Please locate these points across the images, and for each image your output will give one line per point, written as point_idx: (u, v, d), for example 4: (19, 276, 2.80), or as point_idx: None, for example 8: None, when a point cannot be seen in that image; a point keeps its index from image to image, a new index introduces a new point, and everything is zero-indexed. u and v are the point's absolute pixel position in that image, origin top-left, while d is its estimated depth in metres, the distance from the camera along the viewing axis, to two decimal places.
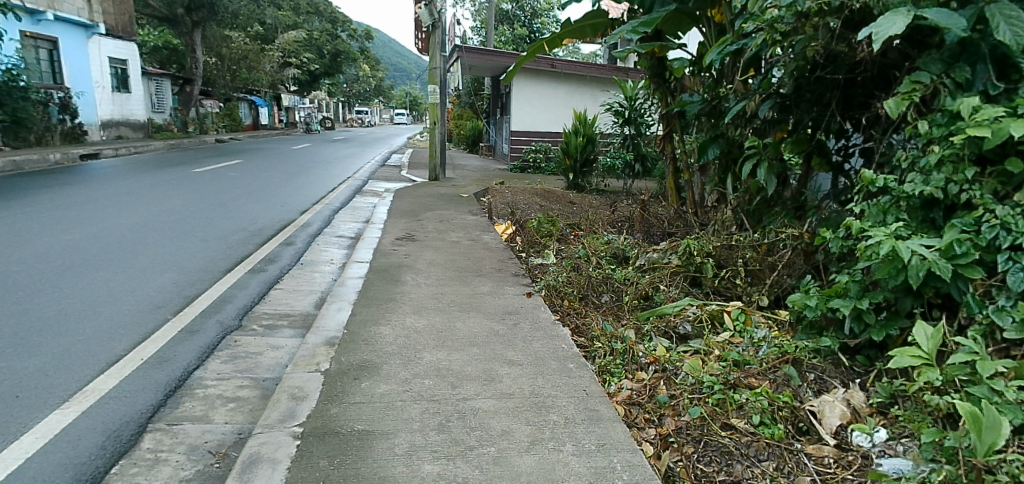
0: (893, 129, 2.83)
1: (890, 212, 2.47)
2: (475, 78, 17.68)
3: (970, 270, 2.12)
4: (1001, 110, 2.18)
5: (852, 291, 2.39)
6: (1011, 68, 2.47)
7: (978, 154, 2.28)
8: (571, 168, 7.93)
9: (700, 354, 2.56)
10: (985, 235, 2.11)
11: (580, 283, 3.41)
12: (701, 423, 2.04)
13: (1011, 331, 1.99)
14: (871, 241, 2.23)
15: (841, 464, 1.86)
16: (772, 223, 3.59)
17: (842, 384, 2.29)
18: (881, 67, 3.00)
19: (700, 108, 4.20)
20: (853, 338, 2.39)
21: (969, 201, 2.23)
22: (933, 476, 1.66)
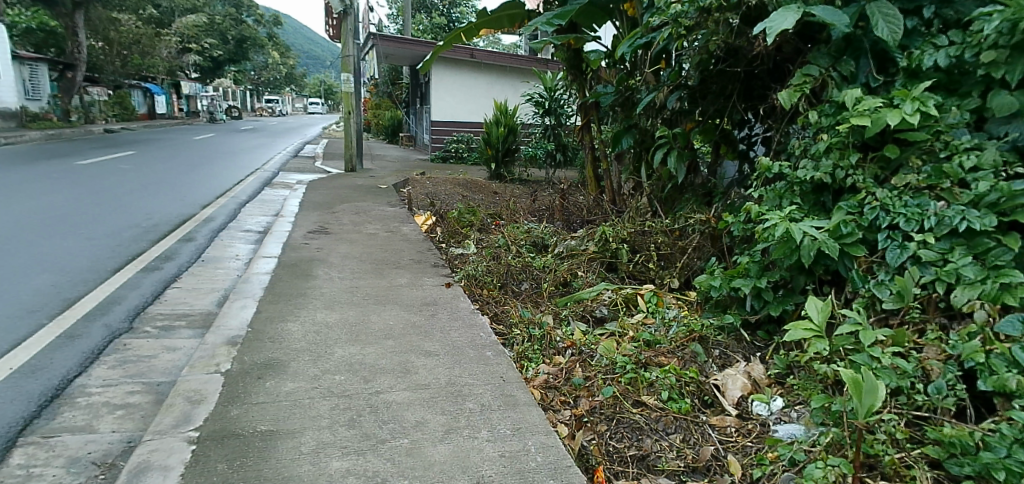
0: (788, 119, 3.02)
1: (785, 196, 2.64)
2: (393, 68, 17.37)
3: (854, 248, 2.30)
4: (880, 101, 2.36)
5: (752, 270, 2.55)
6: (889, 63, 2.70)
7: (859, 142, 2.47)
8: (493, 158, 7.93)
9: (615, 336, 2.66)
10: (867, 216, 2.30)
11: (499, 271, 3.43)
12: (614, 402, 2.12)
13: (888, 302, 2.16)
14: (768, 224, 2.38)
15: (741, 432, 1.98)
16: (683, 209, 3.74)
17: (743, 358, 2.44)
18: (778, 61, 3.19)
19: (614, 99, 4.34)
20: (754, 314, 2.56)
21: (854, 185, 2.42)
22: (821, 439, 1.80)
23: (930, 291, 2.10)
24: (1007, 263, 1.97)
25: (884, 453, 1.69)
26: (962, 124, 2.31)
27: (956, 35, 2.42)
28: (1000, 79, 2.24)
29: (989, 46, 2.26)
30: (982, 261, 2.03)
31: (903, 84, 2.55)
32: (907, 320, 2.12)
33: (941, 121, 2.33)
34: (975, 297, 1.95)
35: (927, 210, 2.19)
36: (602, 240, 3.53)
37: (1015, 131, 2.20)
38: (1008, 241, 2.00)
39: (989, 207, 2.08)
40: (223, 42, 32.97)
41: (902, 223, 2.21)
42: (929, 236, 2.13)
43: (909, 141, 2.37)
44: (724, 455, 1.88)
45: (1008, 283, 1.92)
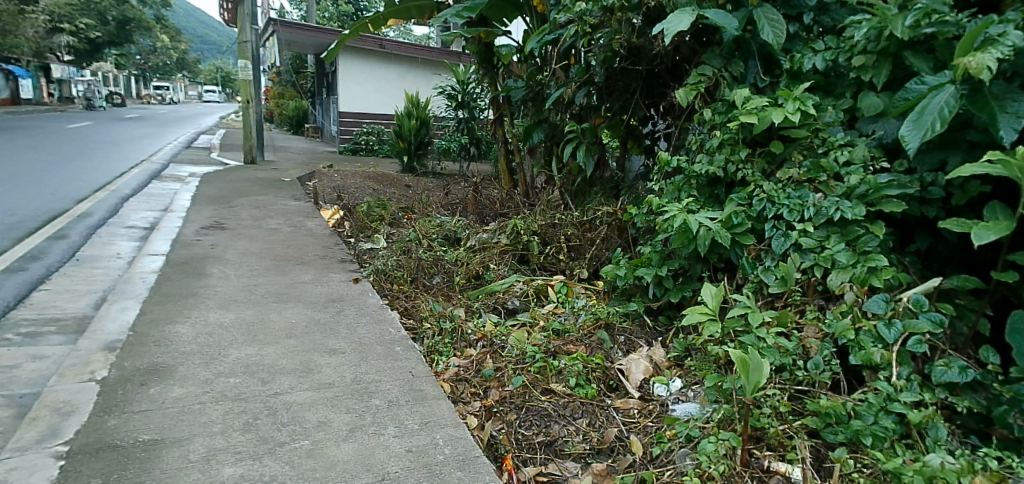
0: (686, 116, 3.17)
1: (683, 189, 2.78)
2: (297, 56, 16.65)
3: (744, 237, 2.46)
4: (765, 100, 2.53)
5: (654, 260, 2.67)
6: (774, 65, 2.89)
7: (748, 138, 2.64)
8: (405, 151, 7.80)
9: (526, 326, 2.70)
10: (755, 207, 2.47)
11: (409, 266, 3.37)
12: (524, 391, 2.17)
13: (773, 286, 2.32)
14: (667, 215, 2.50)
15: (643, 413, 2.08)
16: (592, 202, 3.84)
17: (646, 343, 2.55)
18: (675, 61, 3.35)
19: (524, 94, 4.38)
20: (656, 300, 2.69)
21: (744, 178, 2.59)
22: (713, 415, 1.92)
23: (809, 275, 2.28)
24: (873, 249, 2.18)
25: (769, 426, 1.82)
26: (836, 122, 2.52)
27: (831, 41, 2.64)
28: (868, 82, 2.47)
29: (858, 52, 2.48)
30: (853, 247, 2.23)
31: (786, 85, 2.75)
32: (790, 302, 2.29)
33: (818, 120, 2.53)
34: (847, 280, 2.15)
35: (806, 202, 2.37)
36: (513, 233, 3.57)
37: (880, 129, 2.43)
38: (874, 229, 2.21)
39: (859, 198, 2.29)
40: (103, 23, 30.25)
41: (785, 213, 2.39)
42: (808, 225, 2.32)
43: (791, 137, 2.56)
44: (627, 436, 1.96)
45: (874, 266, 2.13)
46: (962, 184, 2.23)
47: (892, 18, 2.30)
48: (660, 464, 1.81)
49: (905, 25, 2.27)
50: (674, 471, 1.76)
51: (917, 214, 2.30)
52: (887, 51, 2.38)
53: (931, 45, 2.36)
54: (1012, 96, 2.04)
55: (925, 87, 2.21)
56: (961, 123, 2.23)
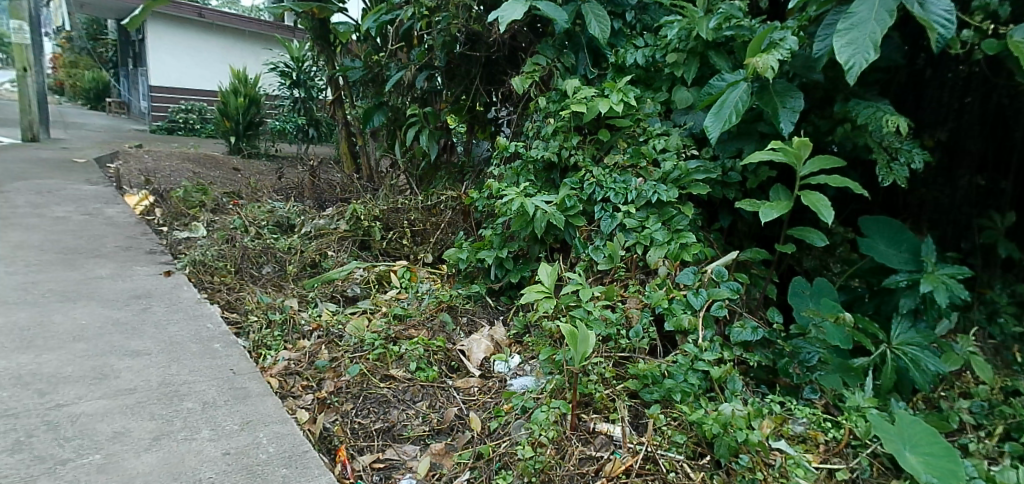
0: (522, 104, 3.25)
1: (521, 174, 2.86)
2: (94, 20, 14.49)
3: (576, 218, 2.60)
4: (593, 90, 2.68)
5: (495, 242, 2.72)
6: (602, 59, 3.07)
7: (578, 125, 2.79)
8: (231, 131, 7.14)
9: (367, 314, 2.62)
10: (586, 191, 2.63)
11: (233, 256, 3.10)
12: (361, 380, 2.13)
13: (602, 263, 2.45)
14: (505, 199, 2.54)
15: (483, 390, 2.13)
16: (437, 187, 3.77)
17: (488, 322, 2.60)
18: (511, 51, 3.44)
19: (362, 75, 4.20)
20: (497, 281, 2.75)
21: (576, 163, 2.74)
22: (547, 386, 2.02)
23: (632, 253, 2.46)
24: (684, 227, 2.42)
25: (595, 391, 1.96)
26: (655, 113, 2.73)
27: (649, 38, 2.86)
28: (680, 77, 2.72)
29: (672, 49, 2.72)
30: (668, 226, 2.45)
31: (612, 78, 2.93)
32: (616, 278, 2.45)
33: (640, 110, 2.74)
34: (662, 256, 2.35)
35: (629, 185, 2.56)
36: (352, 219, 3.42)
37: (691, 121, 2.69)
38: (685, 209, 2.46)
39: (672, 182, 2.51)
40: None
41: (612, 196, 2.56)
42: (631, 206, 2.50)
43: (617, 126, 2.74)
44: (466, 414, 2.00)
45: (684, 243, 2.36)
46: (755, 170, 2.56)
47: (699, 20, 2.56)
48: (497, 437, 1.88)
49: (708, 27, 2.53)
50: (509, 442, 1.83)
51: (719, 195, 2.59)
52: (695, 51, 2.63)
53: (730, 47, 2.65)
54: (791, 93, 2.37)
55: (725, 84, 2.47)
56: (753, 116, 2.55)
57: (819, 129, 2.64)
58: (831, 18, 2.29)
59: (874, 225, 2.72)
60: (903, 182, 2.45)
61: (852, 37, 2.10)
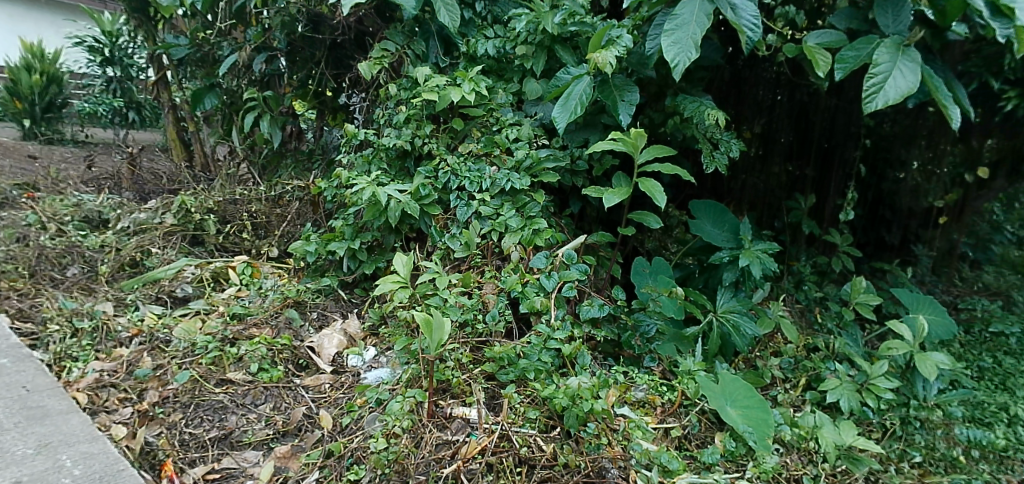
0: (372, 90, 3.12)
1: (373, 162, 2.70)
2: None
3: (431, 207, 2.52)
4: (445, 78, 2.61)
5: (347, 233, 2.59)
6: (453, 48, 3.04)
7: (431, 114, 2.73)
8: (25, 113, 6.10)
9: (200, 315, 2.38)
10: (441, 180, 2.54)
11: (26, 257, 2.65)
12: (192, 386, 1.97)
13: (459, 251, 2.41)
14: (355, 188, 2.41)
15: (335, 386, 2.06)
16: (281, 176, 3.53)
17: (341, 316, 2.48)
18: (357, 34, 3.29)
19: (189, 53, 3.78)
20: (350, 273, 2.63)
21: (430, 151, 2.66)
22: (403, 376, 1.98)
23: (488, 240, 2.43)
24: (536, 214, 2.45)
25: (453, 376, 1.96)
26: (507, 104, 2.71)
27: (499, 30, 2.87)
28: (529, 69, 2.76)
29: (521, 42, 2.75)
30: (521, 213, 2.47)
31: (464, 67, 2.89)
32: (473, 265, 2.40)
33: (493, 100, 2.71)
34: (516, 241, 2.36)
35: (483, 174, 2.53)
36: (181, 213, 3.08)
37: (541, 111, 2.72)
38: (537, 197, 2.49)
39: (525, 170, 2.54)
40: None
41: (467, 184, 2.50)
42: (486, 195, 2.47)
43: (470, 115, 2.70)
44: (316, 412, 1.93)
45: (537, 229, 2.39)
46: (600, 157, 2.69)
47: (544, 14, 2.62)
48: (349, 432, 1.83)
49: (554, 22, 2.60)
50: (362, 436, 1.80)
51: (569, 183, 2.66)
52: (543, 44, 2.69)
53: (575, 42, 2.74)
54: (628, 87, 2.53)
55: (570, 77, 2.56)
56: (597, 108, 2.67)
57: (653, 121, 2.86)
58: (660, 18, 2.45)
59: (702, 208, 3.01)
60: (724, 168, 2.74)
61: (677, 37, 2.29)
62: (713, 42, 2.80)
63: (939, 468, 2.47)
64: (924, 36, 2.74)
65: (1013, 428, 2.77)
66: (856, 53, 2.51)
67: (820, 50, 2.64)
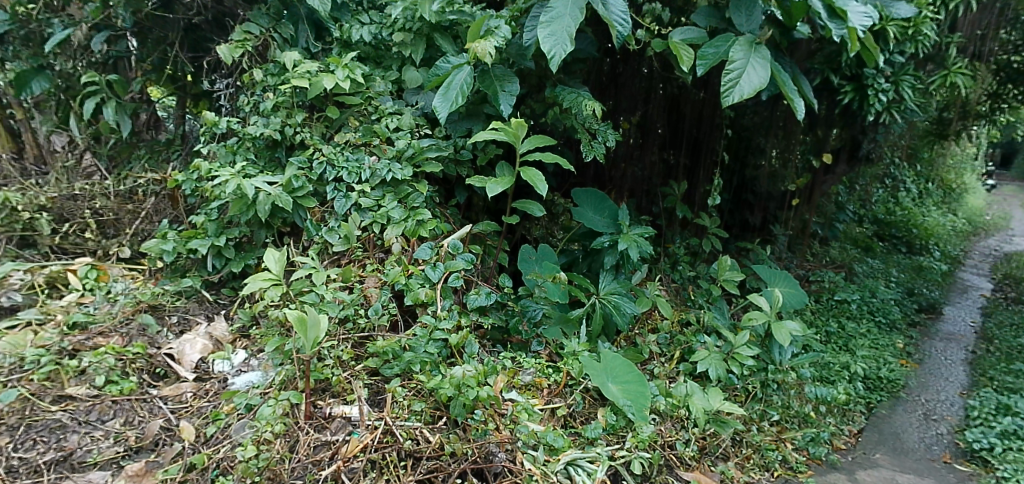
0: (235, 74, 2.89)
1: (238, 153, 2.49)
2: None
3: (306, 200, 2.38)
4: (316, 64, 2.50)
5: (210, 230, 2.38)
6: (324, 32, 2.91)
7: (302, 101, 2.59)
8: None
9: (32, 326, 2.11)
10: (315, 171, 2.40)
11: None
12: (23, 405, 1.76)
13: (339, 245, 2.30)
14: (217, 181, 2.24)
15: (197, 394, 1.94)
16: (132, 168, 3.16)
17: (206, 319, 2.30)
18: (215, 14, 3.10)
19: None
20: (216, 273, 2.44)
21: (303, 141, 2.52)
22: (275, 378, 1.89)
23: (369, 232, 2.34)
24: (420, 204, 2.40)
25: (332, 375, 1.89)
26: (386, 92, 2.64)
27: (374, 16, 2.77)
28: (408, 57, 2.69)
29: (398, 28, 2.65)
30: (404, 204, 2.41)
31: (338, 53, 2.75)
32: (354, 259, 2.31)
33: (370, 88, 2.61)
34: (399, 233, 2.30)
35: (363, 164, 2.44)
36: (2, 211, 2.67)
37: (422, 101, 2.63)
38: (420, 187, 2.43)
39: (407, 160, 2.47)
40: None
41: (345, 176, 2.40)
42: (366, 186, 2.40)
43: (346, 103, 2.59)
44: (176, 424, 1.82)
45: (420, 219, 2.34)
46: (484, 147, 2.63)
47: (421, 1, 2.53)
48: (214, 443, 1.74)
49: (432, 10, 2.52)
50: (229, 445, 1.72)
51: (453, 173, 2.58)
52: (422, 32, 2.63)
53: (455, 31, 2.69)
54: (508, 78, 2.50)
55: (450, 66, 2.48)
56: (479, 98, 2.63)
57: (534, 111, 2.90)
58: (535, 11, 2.48)
59: (584, 196, 3.10)
60: (601, 157, 2.84)
61: (552, 29, 2.33)
62: (588, 34, 2.88)
63: (793, 424, 2.80)
64: (774, 35, 3.01)
65: (852, 384, 3.25)
66: (715, 50, 2.70)
67: (684, 45, 2.82)
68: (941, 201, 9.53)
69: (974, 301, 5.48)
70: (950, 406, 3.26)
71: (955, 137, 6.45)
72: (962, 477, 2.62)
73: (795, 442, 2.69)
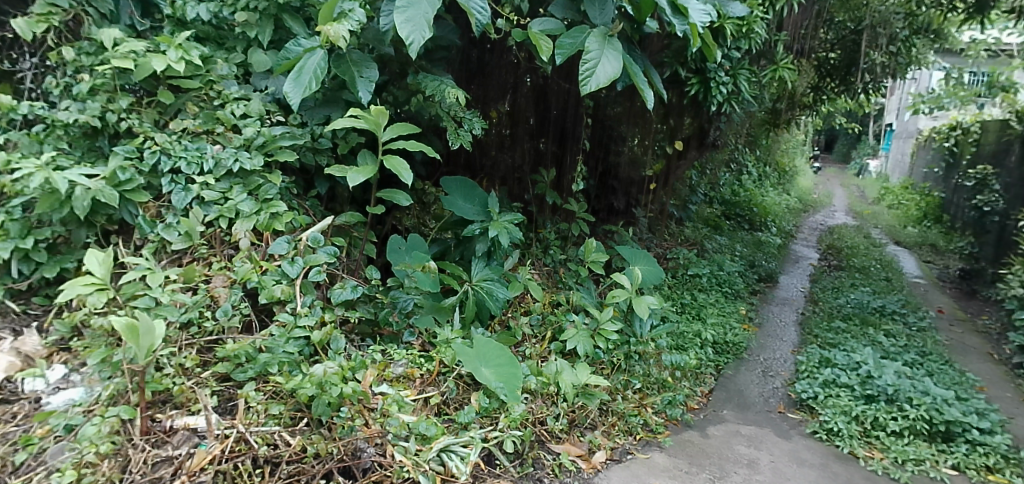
0: (41, 51, 2.51)
1: (47, 142, 2.18)
2: None
3: (136, 194, 2.14)
4: (143, 44, 2.26)
5: (12, 231, 2.04)
6: (153, 8, 2.62)
7: (128, 84, 2.31)
8: None
9: None
10: (147, 161, 2.16)
11: None
12: None
13: (178, 243, 2.11)
14: (18, 174, 1.92)
15: (3, 419, 1.70)
16: None
17: (13, 332, 2.03)
18: None
19: None
20: (24, 280, 2.11)
21: (130, 129, 2.25)
22: (102, 393, 1.71)
23: (214, 227, 2.18)
24: (274, 196, 2.26)
25: (173, 385, 1.76)
26: (231, 76, 2.43)
27: None
28: (254, 39, 2.50)
29: (241, 7, 2.45)
30: (255, 196, 2.26)
31: (170, 31, 2.48)
32: (197, 257, 2.13)
33: (211, 71, 2.40)
34: (250, 227, 2.16)
35: (205, 153, 2.24)
36: None
37: (272, 86, 2.48)
38: (272, 178, 2.28)
39: (257, 149, 2.32)
40: None
41: (183, 166, 2.18)
42: (209, 177, 2.20)
43: (181, 87, 2.37)
44: None
45: (275, 212, 2.22)
46: (344, 135, 2.49)
47: None
48: (26, 471, 1.56)
49: None
50: (46, 472, 1.55)
51: (311, 162, 2.44)
52: (268, 12, 2.45)
53: (306, 13, 2.55)
54: (367, 64, 2.40)
55: (302, 49, 2.33)
56: (337, 85, 2.49)
57: (397, 99, 2.81)
58: None
59: (453, 184, 3.08)
60: (468, 145, 2.83)
61: (409, 14, 2.25)
62: (448, 21, 2.85)
63: (653, 390, 3.01)
64: (626, 28, 3.17)
65: (703, 349, 3.55)
66: (572, 41, 2.80)
67: (543, 36, 2.87)
68: (777, 182, 10.70)
69: (802, 269, 6.21)
70: (784, 362, 3.68)
71: (785, 124, 7.23)
72: (793, 423, 2.98)
73: (654, 406, 2.90)
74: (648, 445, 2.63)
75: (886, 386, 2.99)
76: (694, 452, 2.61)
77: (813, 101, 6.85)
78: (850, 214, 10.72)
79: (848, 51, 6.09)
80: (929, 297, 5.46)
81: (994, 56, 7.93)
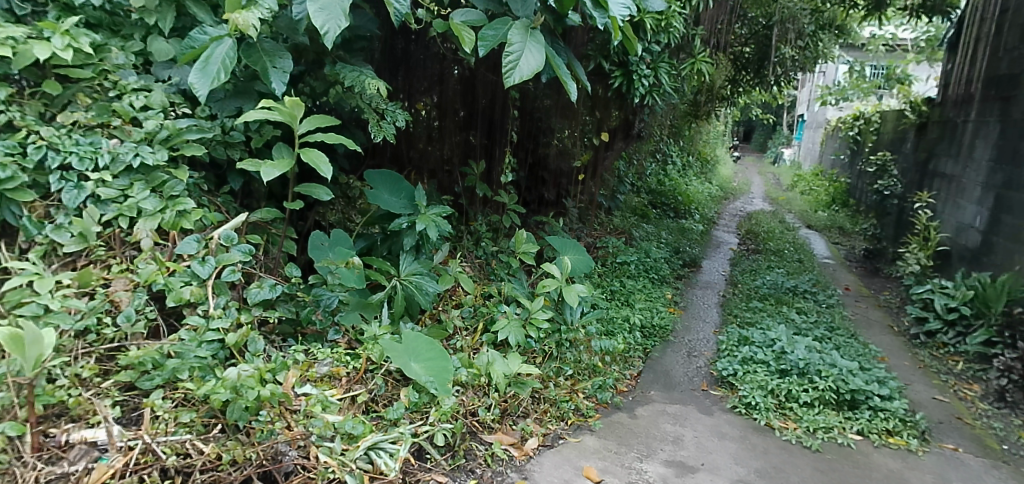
0: None
1: None
2: None
3: (19, 193, 1.95)
4: (22, 30, 2.06)
5: None
6: None
7: (6, 74, 2.12)
8: None
9: None
10: (31, 157, 1.98)
11: None
12: None
13: (71, 245, 1.98)
14: None
15: None
16: None
17: None
18: None
19: None
20: None
21: (10, 123, 2.03)
22: None
23: (113, 227, 2.06)
24: (181, 193, 2.15)
25: (68, 397, 1.65)
26: (128, 65, 2.28)
27: None
28: (153, 26, 2.31)
29: None
30: (159, 193, 2.13)
31: (55, 16, 2.22)
32: (93, 260, 2.01)
33: (105, 60, 2.23)
34: (153, 226, 2.05)
35: (100, 148, 2.07)
36: None
37: (176, 75, 2.32)
38: (179, 174, 2.15)
39: (160, 143, 2.18)
40: None
41: (75, 162, 2.01)
42: (106, 174, 2.05)
43: (70, 77, 2.18)
44: None
45: (182, 209, 2.11)
46: (258, 128, 2.39)
47: None
48: None
49: None
50: None
51: (223, 157, 2.33)
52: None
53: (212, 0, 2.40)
54: (280, 53, 2.29)
55: (207, 38, 2.21)
56: (249, 75, 2.37)
57: (315, 91, 2.71)
58: None
59: (378, 177, 3.00)
60: (391, 137, 2.77)
61: (324, 2, 2.16)
62: (367, 11, 2.76)
63: (584, 376, 3.07)
64: (548, 20, 3.18)
65: (631, 334, 3.66)
66: (494, 33, 2.79)
67: (465, 27, 2.83)
68: (700, 172, 11.13)
69: (724, 253, 6.50)
70: (707, 342, 3.85)
71: (706, 116, 7.52)
72: (715, 400, 3.11)
73: (585, 391, 2.96)
74: (579, 429, 2.68)
75: (798, 360, 3.18)
76: (623, 432, 2.69)
77: (730, 93, 7.15)
78: (767, 200, 11.30)
79: (761, 45, 6.38)
80: (837, 276, 5.85)
81: (891, 50, 8.52)
